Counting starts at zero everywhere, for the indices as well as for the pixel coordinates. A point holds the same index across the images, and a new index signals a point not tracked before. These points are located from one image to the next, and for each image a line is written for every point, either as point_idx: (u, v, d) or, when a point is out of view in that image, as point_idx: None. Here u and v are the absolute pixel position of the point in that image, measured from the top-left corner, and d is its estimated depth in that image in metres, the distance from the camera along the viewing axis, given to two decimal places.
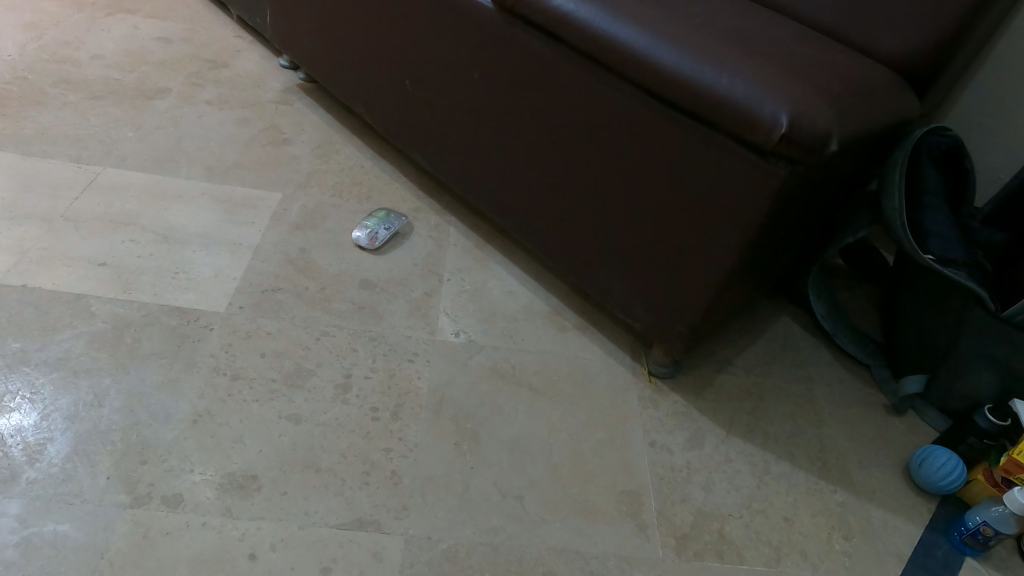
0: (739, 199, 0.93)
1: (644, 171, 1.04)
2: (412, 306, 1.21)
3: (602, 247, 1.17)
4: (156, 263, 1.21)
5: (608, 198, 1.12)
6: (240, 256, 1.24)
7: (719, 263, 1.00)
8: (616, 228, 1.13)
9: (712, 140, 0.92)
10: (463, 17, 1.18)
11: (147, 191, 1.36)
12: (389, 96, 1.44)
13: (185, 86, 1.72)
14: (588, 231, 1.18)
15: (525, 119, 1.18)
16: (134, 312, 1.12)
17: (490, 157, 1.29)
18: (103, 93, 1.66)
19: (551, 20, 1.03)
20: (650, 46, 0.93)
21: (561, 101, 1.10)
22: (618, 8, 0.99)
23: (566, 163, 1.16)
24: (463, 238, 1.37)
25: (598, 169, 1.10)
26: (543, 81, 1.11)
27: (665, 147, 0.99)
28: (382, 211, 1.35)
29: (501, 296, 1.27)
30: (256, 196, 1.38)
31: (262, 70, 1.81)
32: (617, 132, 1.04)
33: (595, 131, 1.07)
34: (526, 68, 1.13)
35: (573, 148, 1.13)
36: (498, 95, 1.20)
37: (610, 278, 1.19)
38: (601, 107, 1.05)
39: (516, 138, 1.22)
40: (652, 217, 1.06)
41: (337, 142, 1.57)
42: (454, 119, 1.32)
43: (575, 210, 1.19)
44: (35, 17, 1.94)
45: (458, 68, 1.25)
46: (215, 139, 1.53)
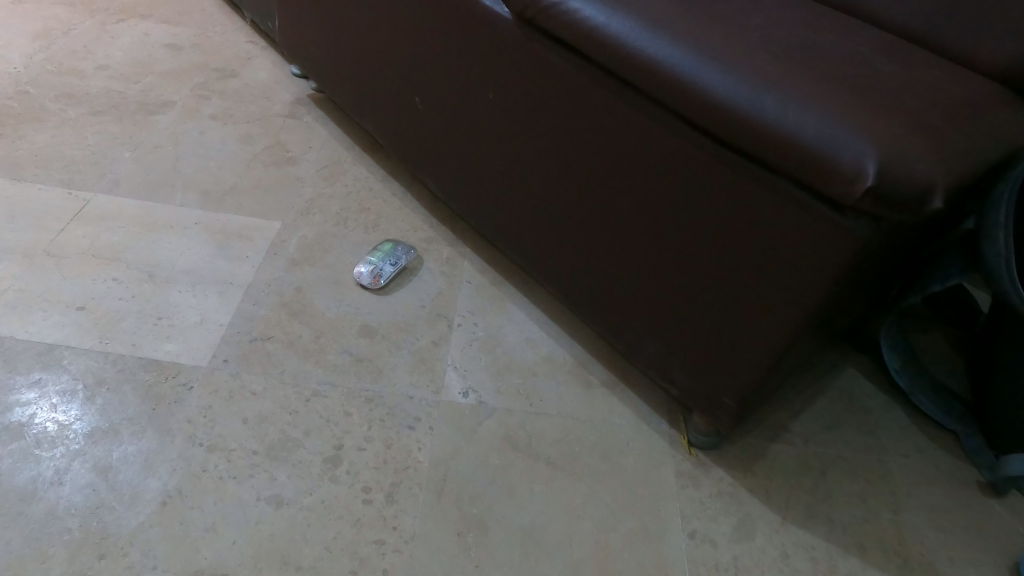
0: (803, 260, 0.75)
1: (685, 217, 0.86)
2: (416, 358, 1.07)
3: (634, 298, 1.01)
4: (138, 306, 1.09)
5: (642, 243, 0.95)
6: (230, 297, 1.12)
7: (776, 332, 0.83)
8: (651, 279, 0.96)
9: (771, 188, 0.74)
10: (475, 29, 1.03)
11: (136, 220, 1.24)
12: (400, 113, 1.29)
13: (190, 98, 1.60)
14: (619, 278, 1.02)
15: (547, 148, 1.02)
16: (108, 366, 1.00)
17: (509, 187, 1.13)
18: (105, 107, 1.55)
19: (574, 35, 0.86)
20: (696, 69, 0.76)
21: (587, 129, 0.93)
22: (656, 22, 0.81)
23: (591, 200, 0.99)
24: (477, 273, 1.23)
25: (629, 210, 0.94)
26: (568, 106, 0.95)
27: (711, 191, 0.81)
28: (390, 243, 1.20)
29: (518, 345, 1.11)
30: (253, 226, 1.25)
31: (272, 80, 1.68)
32: (653, 169, 0.87)
33: (627, 166, 0.91)
34: (548, 90, 0.96)
35: (601, 183, 0.96)
36: (517, 119, 1.05)
37: (643, 334, 1.02)
38: (633, 138, 0.87)
39: (537, 168, 1.06)
40: (694, 271, 0.89)
41: (346, 161, 1.43)
42: (469, 143, 1.17)
43: (605, 255, 1.02)
44: (45, 25, 1.85)
45: (471, 86, 1.09)
46: (215, 159, 1.41)
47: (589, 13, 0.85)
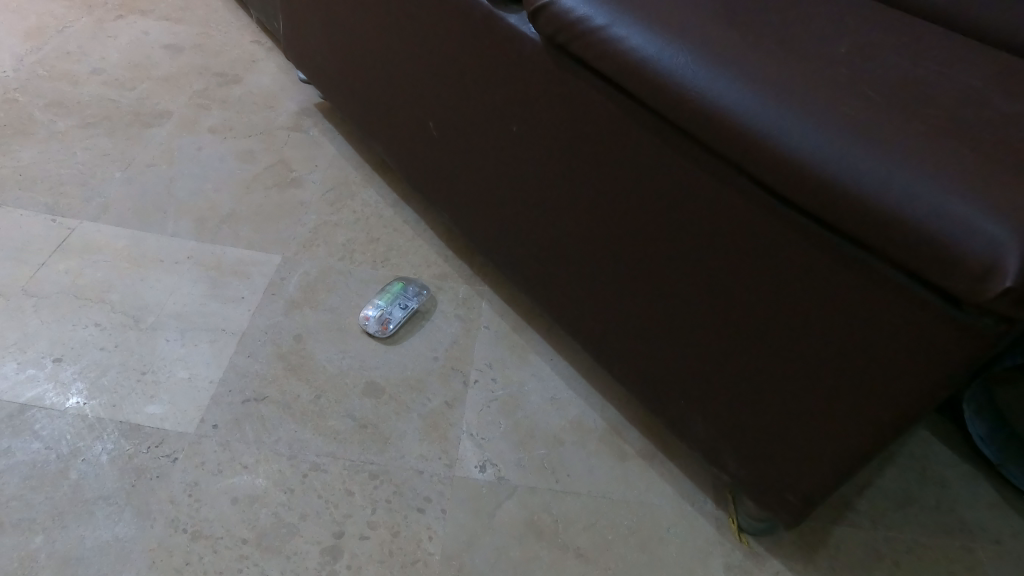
0: (902, 358, 0.63)
1: (750, 289, 0.74)
2: (427, 423, 0.95)
3: (679, 368, 0.88)
4: (120, 358, 0.97)
5: (693, 311, 0.82)
6: (222, 348, 1.00)
7: (857, 430, 0.70)
8: (701, 350, 0.84)
9: (866, 268, 0.62)
10: (501, 54, 0.89)
11: (124, 252, 1.12)
12: (412, 134, 1.16)
13: (189, 107, 1.46)
14: (661, 344, 0.89)
15: (583, 193, 0.89)
16: (84, 432, 0.89)
17: (535, 229, 1.00)
18: (97, 118, 1.39)
19: (620, 70, 0.73)
20: (774, 121, 0.63)
21: (634, 178, 0.81)
22: (721, 58, 0.68)
23: (634, 257, 0.86)
24: (497, 317, 1.10)
25: (680, 272, 0.81)
26: (611, 149, 0.81)
27: (788, 265, 0.69)
28: (399, 281, 1.10)
29: (542, 407, 0.99)
30: (251, 261, 1.13)
31: (277, 87, 1.54)
32: (714, 232, 0.74)
33: (681, 223, 0.78)
34: (586, 129, 0.83)
35: (648, 239, 0.83)
36: (547, 157, 0.91)
37: (689, 409, 0.89)
38: (691, 194, 0.75)
39: (569, 215, 0.93)
40: (756, 350, 0.76)
41: (354, 182, 1.30)
42: (490, 179, 1.03)
43: (646, 316, 0.89)
44: (37, 22, 1.67)
45: (493, 117, 0.96)
46: (212, 180, 1.28)
47: (637, 44, 0.71)
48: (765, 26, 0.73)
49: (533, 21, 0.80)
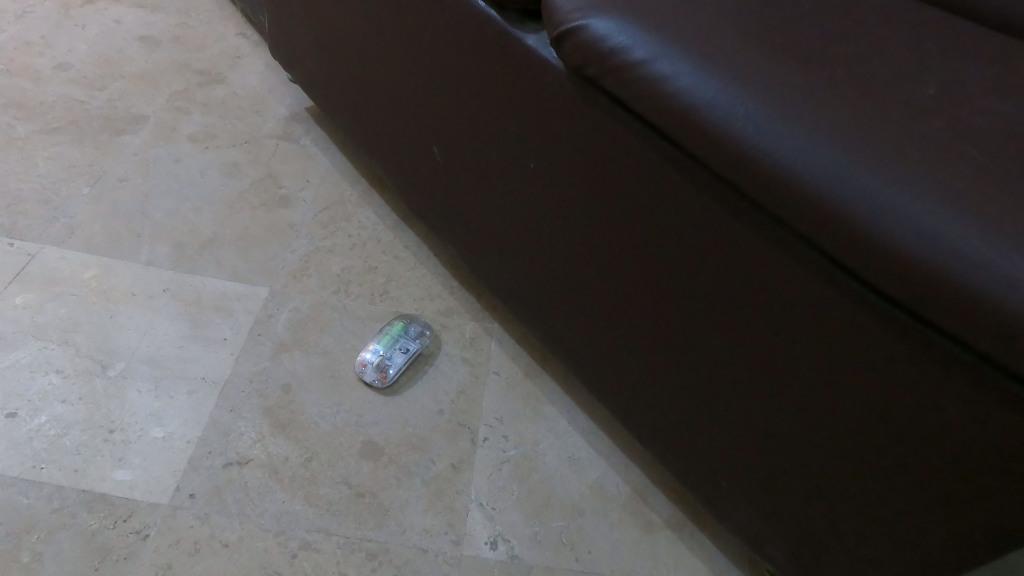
0: (1005, 479, 0.53)
1: (806, 375, 0.63)
2: (432, 490, 0.85)
3: (713, 441, 0.78)
4: (85, 413, 0.86)
5: (734, 386, 0.71)
6: (201, 401, 0.89)
7: (938, 541, 0.61)
8: (741, 428, 0.73)
9: (968, 376, 0.51)
10: (517, 79, 0.77)
11: (90, 284, 1.00)
12: (413, 154, 1.03)
13: (166, 110, 1.31)
14: (693, 413, 0.79)
15: (607, 241, 0.78)
16: (40, 505, 0.78)
17: (550, 272, 0.89)
18: (63, 122, 1.25)
19: (662, 114, 0.61)
20: (859, 193, 0.51)
21: (670, 233, 0.69)
22: (788, 105, 0.55)
23: (668, 320, 0.75)
24: (508, 361, 1.00)
25: (722, 345, 0.70)
26: (643, 198, 0.70)
27: (858, 357, 0.57)
28: (400, 320, 0.99)
29: (559, 469, 0.89)
30: (235, 295, 1.02)
31: (265, 87, 1.39)
32: (765, 307, 0.63)
33: (723, 291, 0.67)
34: (615, 174, 0.72)
35: (682, 302, 0.72)
36: (568, 198, 0.80)
37: (726, 486, 0.80)
38: (739, 261, 0.63)
39: (594, 264, 0.82)
40: (811, 443, 0.66)
41: (350, 201, 1.18)
42: (502, 215, 0.92)
43: (677, 381, 0.79)
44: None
45: (506, 149, 0.84)
46: (192, 198, 1.16)
47: (683, 84, 0.59)
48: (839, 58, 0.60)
49: (557, 47, 0.68)
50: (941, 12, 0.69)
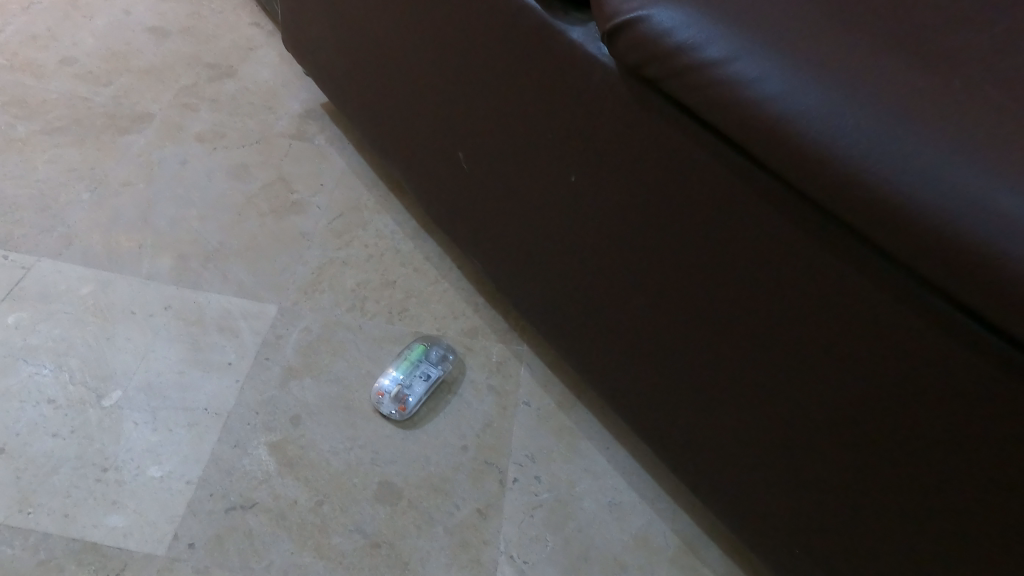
0: None
1: (922, 443, 0.51)
2: (456, 540, 0.77)
3: (785, 503, 0.65)
4: (77, 448, 0.81)
5: (818, 448, 0.59)
6: (203, 436, 0.83)
7: None
8: (824, 493, 0.61)
9: None
10: (558, 75, 0.65)
11: (87, 302, 0.94)
12: (435, 157, 0.93)
13: (172, 107, 1.21)
14: (760, 471, 0.66)
15: (661, 269, 0.65)
16: (26, 557, 0.73)
17: (591, 295, 0.77)
18: (63, 120, 1.16)
19: (747, 131, 0.47)
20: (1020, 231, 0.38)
21: (744, 267, 0.56)
22: (917, 114, 0.42)
23: (726, 361, 0.63)
24: (540, 389, 0.90)
25: (798, 396, 0.58)
26: (712, 223, 0.57)
27: (1001, 430, 0.46)
28: (421, 343, 0.90)
29: (598, 516, 0.80)
30: (241, 314, 0.94)
31: (278, 81, 1.28)
32: (870, 361, 0.51)
33: (814, 339, 0.54)
34: (675, 193, 0.58)
35: (755, 347, 0.59)
36: (616, 215, 0.67)
37: (786, 546, 0.69)
38: (839, 305, 0.51)
39: (635, 289, 0.69)
40: (911, 513, 0.55)
41: (367, 207, 1.09)
42: (531, 228, 0.81)
43: (743, 434, 0.66)
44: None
45: (536, 154, 0.73)
46: (198, 204, 1.07)
47: (776, 90, 0.45)
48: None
49: (609, 44, 0.54)
50: None
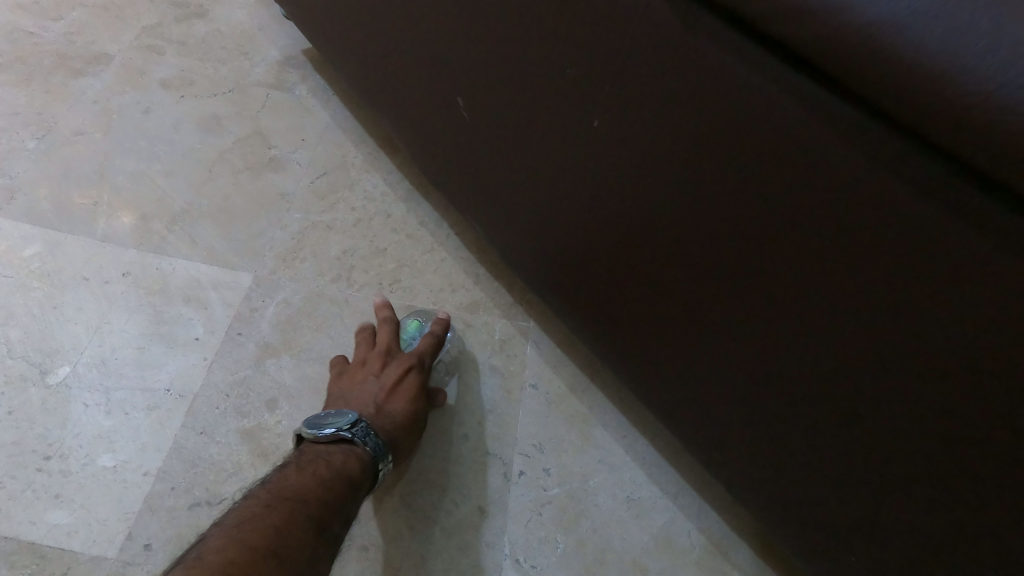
0: None
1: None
2: (454, 541, 0.68)
3: (852, 519, 0.55)
4: (16, 433, 0.71)
5: (903, 464, 0.47)
6: (164, 421, 0.73)
7: None
8: (906, 514, 0.50)
9: None
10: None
11: (31, 266, 0.83)
12: (433, 107, 0.81)
13: (134, 48, 1.08)
14: (821, 481, 0.55)
15: (706, 242, 0.52)
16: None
17: (615, 269, 0.65)
18: (6, 60, 1.03)
19: (826, 51, 0.32)
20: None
21: (821, 244, 0.43)
22: None
23: (772, 334, 0.51)
24: (548, 371, 0.80)
25: (864, 380, 0.46)
26: (777, 187, 0.43)
27: None
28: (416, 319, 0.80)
29: (614, 515, 0.71)
30: (209, 282, 0.84)
31: (255, 23, 1.15)
32: (994, 368, 0.38)
33: (901, 329, 0.42)
34: (719, 140, 0.45)
35: (828, 340, 0.47)
36: (635, 161, 0.54)
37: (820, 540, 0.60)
38: (956, 296, 0.38)
39: (660, 248, 0.57)
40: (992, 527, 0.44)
41: (356, 165, 0.98)
42: (543, 189, 0.69)
43: (802, 440, 0.55)
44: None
45: (551, 96, 0.60)
46: (161, 158, 0.95)
47: None
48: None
49: None
50: None
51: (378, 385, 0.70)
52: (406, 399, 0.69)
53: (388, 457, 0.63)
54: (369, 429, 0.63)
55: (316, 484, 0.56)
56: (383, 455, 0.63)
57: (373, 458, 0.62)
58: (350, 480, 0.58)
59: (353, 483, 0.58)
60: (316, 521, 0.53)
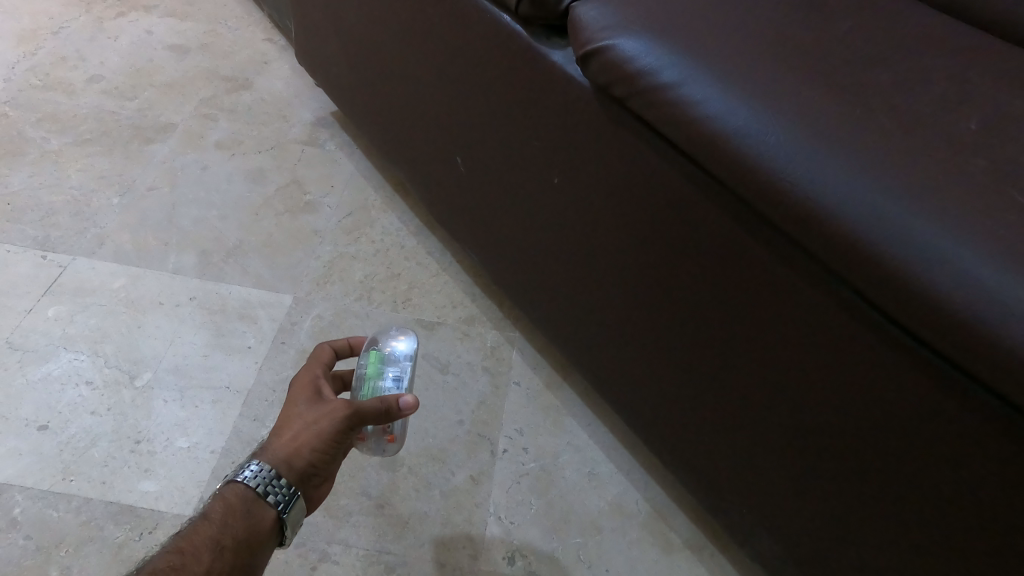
0: (910, 470, 0.57)
1: (852, 425, 0.60)
2: (450, 503, 0.86)
3: (745, 485, 0.74)
4: (113, 423, 0.92)
5: (721, 387, 0.72)
6: (226, 410, 0.94)
7: (845, 520, 0.65)
8: (725, 428, 0.73)
9: (904, 363, 0.54)
10: (546, 99, 0.76)
11: (119, 295, 1.05)
12: (435, 161, 1.02)
13: (194, 118, 1.32)
14: (749, 480, 0.74)
15: (606, 244, 0.78)
16: (69, 518, 0.84)
17: (581, 306, 0.86)
18: (93, 133, 1.27)
19: (656, 110, 0.63)
20: (892, 225, 0.50)
21: (667, 234, 0.70)
22: (772, 103, 0.58)
23: (637, 303, 0.77)
24: (529, 371, 0.99)
25: (688, 326, 0.72)
26: (637, 195, 0.71)
27: (811, 343, 0.60)
28: (375, 348, 0.73)
29: (578, 483, 0.88)
30: (259, 302, 1.05)
31: (292, 92, 1.38)
32: (788, 335, 0.62)
33: (698, 283, 0.69)
34: (610, 171, 0.73)
35: (733, 359, 0.69)
36: (560, 189, 0.81)
37: (686, 468, 0.82)
38: (740, 262, 0.63)
39: (576, 249, 0.82)
40: (757, 419, 0.69)
41: (375, 207, 1.19)
42: (516, 223, 0.91)
43: (661, 380, 0.79)
44: (30, 22, 1.47)
45: (521, 153, 0.84)
46: (217, 206, 1.17)
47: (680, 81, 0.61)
48: (868, 90, 0.60)
49: (582, 65, 0.69)
50: (960, 32, 0.68)
51: (304, 400, 0.64)
52: (328, 413, 0.62)
53: (274, 479, 0.60)
54: (249, 463, 0.61)
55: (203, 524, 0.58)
56: (267, 480, 0.60)
57: (256, 487, 0.59)
58: (223, 519, 0.58)
59: (223, 520, 0.58)
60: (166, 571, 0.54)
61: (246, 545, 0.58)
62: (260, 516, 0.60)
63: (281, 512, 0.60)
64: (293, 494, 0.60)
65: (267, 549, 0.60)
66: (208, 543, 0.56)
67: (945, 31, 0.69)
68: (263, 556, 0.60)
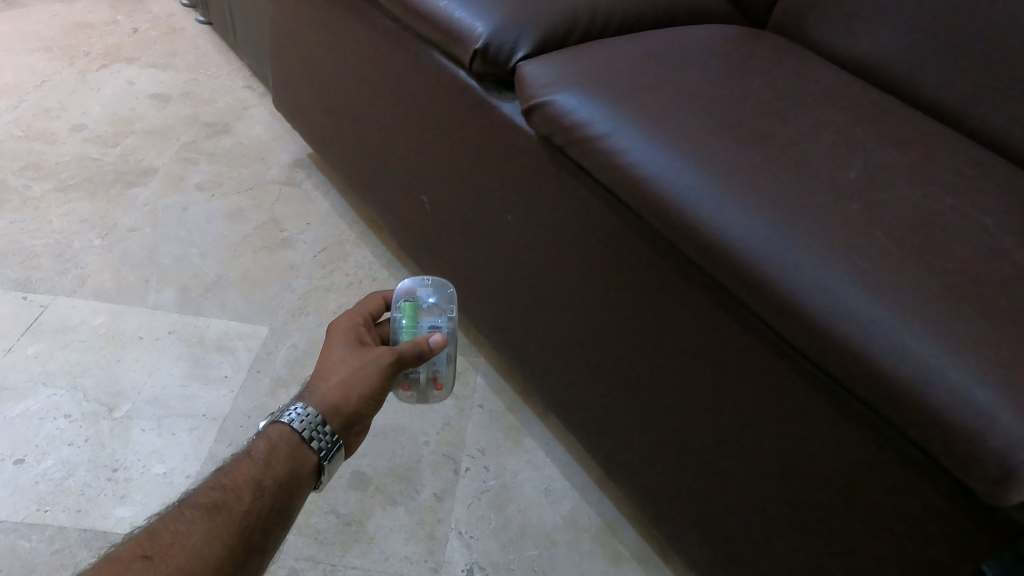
0: (804, 479, 0.63)
1: (756, 434, 0.67)
2: (414, 519, 0.91)
3: (673, 497, 0.80)
4: (91, 452, 0.97)
5: (652, 403, 0.79)
6: (202, 436, 0.99)
7: (754, 529, 0.71)
8: (656, 442, 0.80)
9: (796, 379, 0.61)
10: (499, 147, 0.85)
11: (99, 331, 1.10)
12: (402, 200, 1.10)
13: (175, 162, 1.39)
14: (676, 493, 0.79)
15: (552, 274, 0.86)
16: (43, 547, 0.88)
17: (533, 333, 0.94)
18: (76, 179, 1.34)
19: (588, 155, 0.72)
20: (773, 254, 0.60)
21: (603, 265, 0.78)
22: (684, 151, 0.67)
23: (581, 326, 0.85)
24: (492, 394, 1.05)
25: (623, 347, 0.80)
26: (577, 231, 0.79)
27: (723, 360, 0.68)
28: (407, 301, 0.75)
29: (535, 498, 0.94)
30: (235, 333, 1.11)
31: (270, 136, 1.47)
32: (703, 354, 0.70)
33: (630, 308, 0.77)
34: (553, 210, 0.81)
35: (660, 377, 0.76)
36: (513, 225, 0.89)
37: (627, 484, 0.88)
38: (663, 289, 0.72)
39: (528, 280, 0.90)
40: (681, 433, 0.76)
41: (348, 243, 1.26)
42: (476, 257, 0.99)
43: (603, 399, 0.86)
44: (17, 75, 1.55)
45: (479, 194, 0.92)
46: (196, 245, 1.24)
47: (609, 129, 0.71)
48: (769, 144, 0.69)
49: (528, 116, 0.78)
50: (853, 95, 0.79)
51: (351, 346, 0.69)
52: (373, 359, 0.67)
53: (320, 425, 0.64)
54: (296, 404, 0.65)
55: (246, 465, 0.61)
56: (312, 425, 0.64)
57: (301, 430, 0.64)
58: (266, 460, 0.61)
59: (267, 461, 0.61)
60: (208, 505, 0.57)
61: (286, 487, 0.61)
62: (302, 459, 0.64)
63: (321, 458, 0.64)
64: (335, 441, 0.65)
65: (304, 494, 0.64)
66: (250, 482, 0.59)
67: (837, 94, 0.80)
68: (300, 501, 0.63)
